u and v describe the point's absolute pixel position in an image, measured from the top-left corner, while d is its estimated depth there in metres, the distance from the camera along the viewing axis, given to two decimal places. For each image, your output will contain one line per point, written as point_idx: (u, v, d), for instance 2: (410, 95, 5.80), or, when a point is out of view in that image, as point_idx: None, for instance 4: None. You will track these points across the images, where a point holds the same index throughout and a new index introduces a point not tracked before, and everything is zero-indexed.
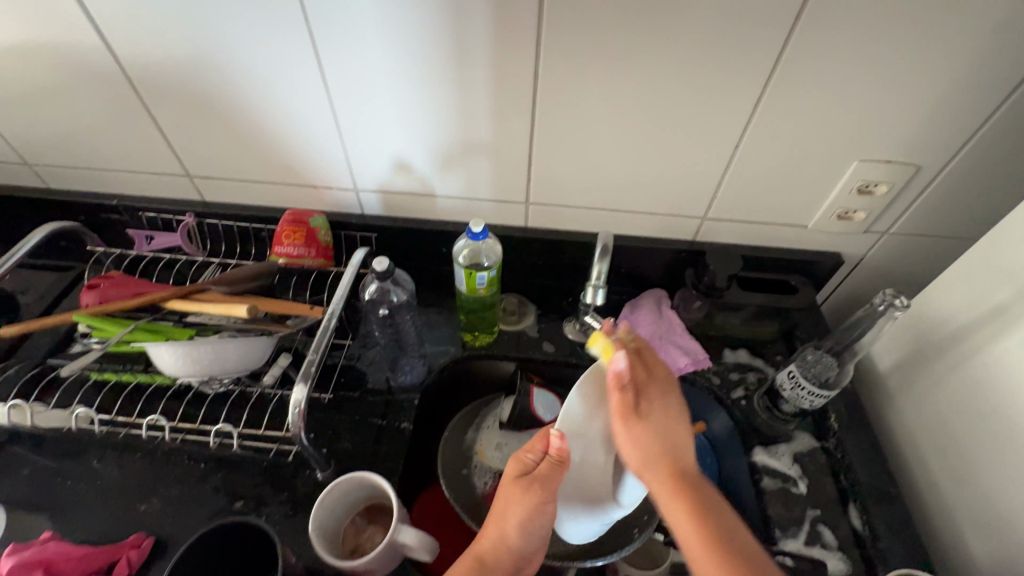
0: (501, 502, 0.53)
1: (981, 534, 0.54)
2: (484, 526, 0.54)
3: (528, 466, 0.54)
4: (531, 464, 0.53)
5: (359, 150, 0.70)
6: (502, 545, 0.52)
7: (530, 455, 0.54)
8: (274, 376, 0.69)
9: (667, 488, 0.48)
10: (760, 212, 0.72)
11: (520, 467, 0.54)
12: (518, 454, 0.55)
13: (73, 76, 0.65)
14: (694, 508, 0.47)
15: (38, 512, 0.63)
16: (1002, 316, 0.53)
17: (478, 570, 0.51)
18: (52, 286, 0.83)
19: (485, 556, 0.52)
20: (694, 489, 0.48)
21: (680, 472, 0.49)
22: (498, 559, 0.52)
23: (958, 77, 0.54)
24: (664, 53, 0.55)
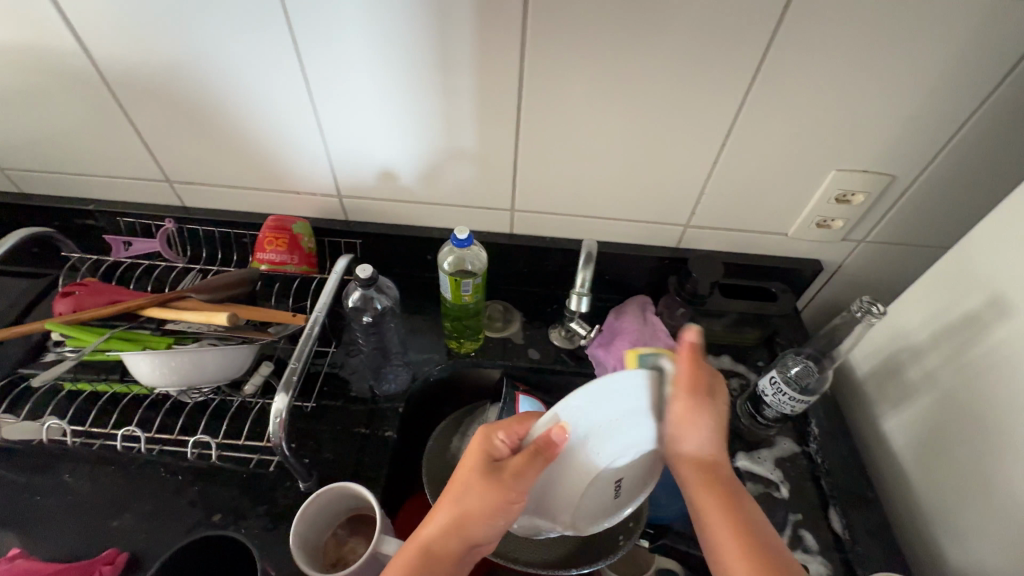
0: (461, 486, 0.50)
1: (954, 537, 0.55)
2: (436, 511, 0.50)
3: (497, 450, 0.51)
4: (501, 452, 0.51)
5: (343, 157, 0.70)
6: (456, 531, 0.49)
7: (499, 438, 0.51)
8: (256, 385, 0.67)
9: (706, 479, 0.51)
10: (741, 220, 0.73)
11: (488, 451, 0.51)
12: (487, 437, 0.52)
13: (49, 79, 0.64)
14: (728, 505, 0.50)
15: (7, 528, 0.61)
16: (973, 323, 0.54)
17: (427, 558, 0.48)
18: (24, 294, 0.81)
19: (436, 542, 0.49)
20: (723, 483, 0.51)
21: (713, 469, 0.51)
22: (448, 546, 0.49)
23: (929, 90, 0.56)
24: (645, 66, 0.56)
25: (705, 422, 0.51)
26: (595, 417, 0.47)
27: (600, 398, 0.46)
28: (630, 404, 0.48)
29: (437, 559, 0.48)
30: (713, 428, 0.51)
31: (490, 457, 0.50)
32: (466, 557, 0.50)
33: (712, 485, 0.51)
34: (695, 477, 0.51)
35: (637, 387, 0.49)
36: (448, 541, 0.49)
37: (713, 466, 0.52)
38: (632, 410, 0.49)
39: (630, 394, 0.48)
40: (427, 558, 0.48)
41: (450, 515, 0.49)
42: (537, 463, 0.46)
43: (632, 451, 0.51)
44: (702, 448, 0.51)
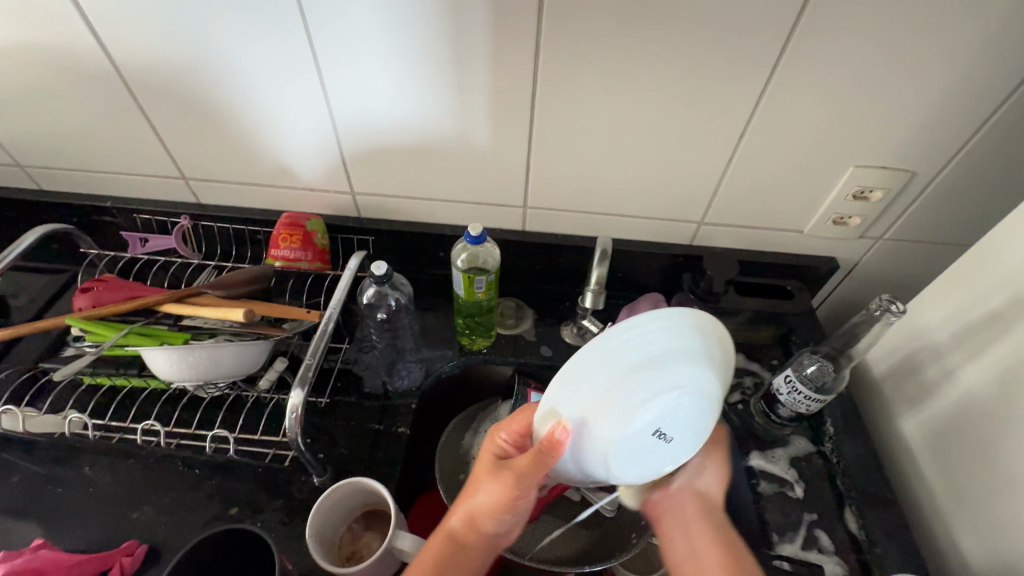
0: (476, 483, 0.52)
1: (974, 539, 0.54)
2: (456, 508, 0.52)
3: (504, 448, 0.52)
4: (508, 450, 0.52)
5: (356, 153, 0.70)
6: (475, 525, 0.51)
7: (503, 437, 0.52)
8: (271, 381, 0.68)
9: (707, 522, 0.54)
10: (756, 217, 0.72)
11: (495, 451, 0.53)
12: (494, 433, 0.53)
13: (68, 79, 0.65)
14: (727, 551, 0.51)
15: (30, 519, 0.62)
16: (996, 322, 0.53)
17: (451, 550, 0.50)
18: (44, 290, 0.82)
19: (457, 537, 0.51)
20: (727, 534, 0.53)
21: (714, 517, 0.54)
22: (469, 539, 0.51)
23: (952, 85, 0.55)
24: (660, 61, 0.56)
25: (718, 467, 0.58)
26: (584, 392, 0.43)
27: (578, 373, 0.44)
28: (623, 365, 0.43)
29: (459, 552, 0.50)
30: (722, 474, 0.57)
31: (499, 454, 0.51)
32: (490, 547, 0.52)
33: (710, 522, 0.54)
34: (691, 515, 0.54)
35: (623, 346, 0.43)
36: (467, 536, 0.51)
37: (716, 510, 0.55)
38: (627, 366, 0.43)
39: (613, 352, 0.43)
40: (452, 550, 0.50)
41: (468, 510, 0.51)
42: (543, 462, 0.47)
43: (667, 403, 0.43)
44: (709, 489, 0.56)
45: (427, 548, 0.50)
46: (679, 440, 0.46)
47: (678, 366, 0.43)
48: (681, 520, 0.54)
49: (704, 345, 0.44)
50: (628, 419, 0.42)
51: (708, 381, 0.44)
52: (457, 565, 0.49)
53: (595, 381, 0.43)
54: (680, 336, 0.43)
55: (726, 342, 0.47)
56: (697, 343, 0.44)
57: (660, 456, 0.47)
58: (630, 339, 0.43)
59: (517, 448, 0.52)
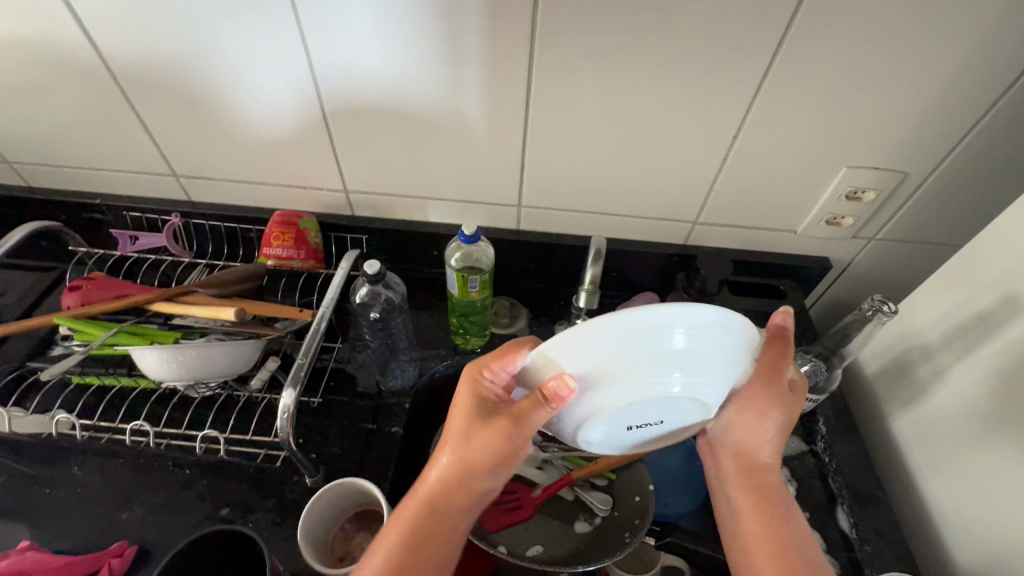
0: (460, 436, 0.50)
1: (964, 538, 0.55)
2: (438, 462, 0.51)
3: (487, 390, 0.50)
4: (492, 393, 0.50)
5: (349, 150, 0.69)
6: (460, 483, 0.51)
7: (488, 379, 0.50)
8: (263, 380, 0.67)
9: (745, 482, 0.54)
10: (750, 217, 0.72)
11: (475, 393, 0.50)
12: (476, 379, 0.50)
13: (56, 74, 0.64)
14: (763, 512, 0.52)
15: (17, 520, 0.61)
16: (987, 322, 0.54)
17: (434, 512, 0.50)
18: (31, 287, 0.81)
19: (443, 491, 0.50)
20: (767, 492, 0.53)
21: (756, 474, 0.54)
22: (453, 500, 0.51)
23: (944, 86, 0.55)
24: (655, 60, 0.56)
25: (767, 419, 0.51)
26: (587, 368, 0.40)
27: (594, 344, 0.38)
28: (634, 354, 0.39)
29: (443, 512, 0.50)
30: (773, 426, 0.52)
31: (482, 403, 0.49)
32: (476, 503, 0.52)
33: (750, 479, 0.54)
34: (731, 473, 0.55)
35: (642, 335, 0.38)
36: (452, 492, 0.51)
37: (758, 466, 0.54)
38: (646, 354, 0.39)
39: (640, 337, 0.38)
40: (434, 512, 0.50)
41: (453, 463, 0.50)
42: (531, 417, 0.45)
43: (663, 392, 0.41)
44: (751, 444, 0.53)
45: (412, 504, 0.50)
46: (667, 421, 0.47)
47: (685, 363, 0.40)
48: (720, 474, 0.56)
49: (730, 351, 0.42)
50: (621, 400, 0.41)
51: (715, 380, 0.42)
52: (441, 525, 0.50)
53: (608, 358, 0.39)
54: (712, 340, 0.40)
55: (751, 346, 0.45)
56: (723, 348, 0.41)
57: (648, 427, 0.47)
58: (664, 328, 0.38)
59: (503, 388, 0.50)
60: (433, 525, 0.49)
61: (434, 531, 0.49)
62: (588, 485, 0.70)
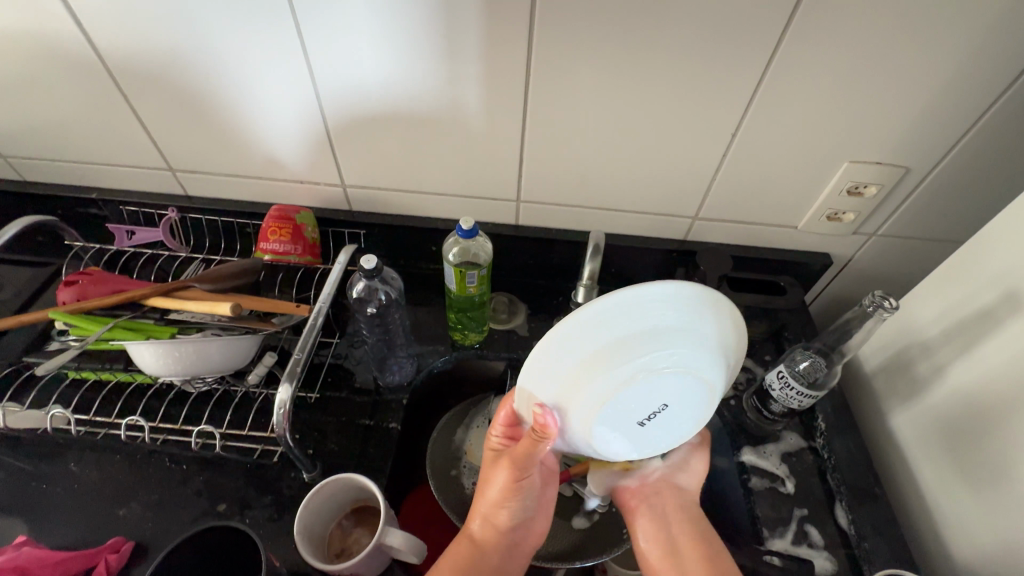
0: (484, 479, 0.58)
1: (963, 535, 0.55)
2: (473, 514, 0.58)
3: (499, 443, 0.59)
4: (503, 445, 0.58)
5: (346, 145, 0.69)
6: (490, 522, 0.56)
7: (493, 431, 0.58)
8: (261, 376, 0.67)
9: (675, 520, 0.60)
10: (750, 213, 0.72)
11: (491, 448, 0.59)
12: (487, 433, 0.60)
13: (50, 67, 0.63)
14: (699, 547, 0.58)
15: (14, 516, 0.61)
16: (987, 319, 0.53)
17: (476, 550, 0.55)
18: (29, 282, 0.81)
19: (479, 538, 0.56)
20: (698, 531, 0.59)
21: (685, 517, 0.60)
22: (490, 537, 0.56)
23: (947, 80, 0.55)
24: (655, 55, 0.55)
25: (698, 462, 0.63)
26: (554, 378, 0.45)
27: (562, 344, 0.43)
28: (586, 349, 0.43)
29: (484, 550, 0.55)
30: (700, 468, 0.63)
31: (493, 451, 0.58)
32: (516, 538, 0.57)
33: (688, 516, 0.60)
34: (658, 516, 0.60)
35: (580, 329, 0.43)
36: (488, 531, 0.56)
37: (691, 505, 0.61)
38: (602, 351, 0.43)
39: (598, 327, 0.42)
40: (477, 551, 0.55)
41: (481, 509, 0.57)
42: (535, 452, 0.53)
43: (638, 376, 0.44)
44: (684, 481, 0.62)
45: (454, 552, 0.55)
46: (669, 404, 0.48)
47: (639, 341, 0.43)
48: (658, 515, 0.60)
49: (697, 319, 0.44)
50: (608, 396, 0.44)
51: (683, 346, 0.44)
52: (486, 564, 0.54)
53: (577, 355, 0.43)
54: (668, 313, 0.43)
55: (727, 312, 0.46)
56: (689, 318, 0.43)
57: (655, 419, 0.48)
58: (618, 314, 0.42)
59: (510, 438, 0.58)
60: (476, 562, 0.54)
61: (481, 565, 0.54)
62: (587, 481, 0.70)
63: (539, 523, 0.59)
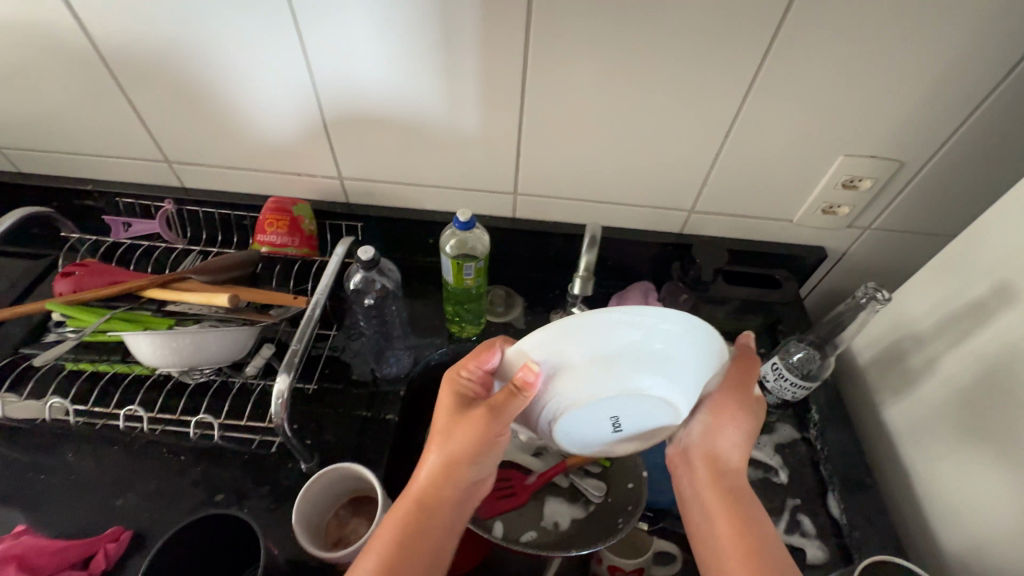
0: (444, 430, 0.51)
1: (953, 524, 0.55)
2: (427, 464, 0.51)
3: (467, 387, 0.52)
4: (473, 390, 0.52)
5: (343, 138, 0.69)
6: (445, 476, 0.51)
7: (465, 376, 0.52)
8: (257, 367, 0.67)
9: (713, 484, 0.52)
10: (746, 206, 0.72)
11: (456, 392, 0.52)
12: (456, 376, 0.53)
13: (44, 57, 0.63)
14: (733, 518, 0.50)
15: (11, 506, 0.61)
16: (979, 311, 0.54)
17: (424, 507, 0.50)
18: (24, 274, 0.80)
19: (432, 491, 0.50)
20: (738, 500, 0.51)
21: (724, 483, 0.52)
22: (443, 493, 0.50)
23: (942, 74, 0.55)
24: (652, 47, 0.55)
25: (735, 426, 0.52)
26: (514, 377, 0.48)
27: (568, 337, 0.43)
28: (546, 367, 0.45)
29: (433, 506, 0.50)
30: (745, 435, 0.52)
31: (462, 397, 0.51)
32: (467, 495, 0.52)
33: (725, 484, 0.52)
34: (699, 475, 0.53)
35: (538, 349, 0.44)
36: (442, 486, 0.51)
37: (731, 473, 0.53)
38: (560, 369, 0.44)
39: (607, 331, 0.42)
40: (426, 507, 0.50)
41: (439, 462, 0.50)
42: (515, 403, 0.47)
43: (599, 396, 0.44)
44: (724, 451, 0.53)
45: (400, 508, 0.50)
46: (640, 415, 0.48)
47: (596, 365, 0.43)
48: (693, 479, 0.54)
49: (698, 346, 0.45)
50: (571, 409, 0.46)
51: (643, 370, 0.44)
52: (434, 520, 0.49)
53: (580, 352, 0.43)
54: (676, 334, 0.44)
55: (702, 331, 0.45)
56: (691, 343, 0.45)
57: (628, 425, 0.50)
58: (573, 336, 0.43)
59: (481, 385, 0.52)
60: (423, 520, 0.49)
61: (429, 524, 0.49)
62: (582, 472, 0.70)
63: (488, 481, 0.55)
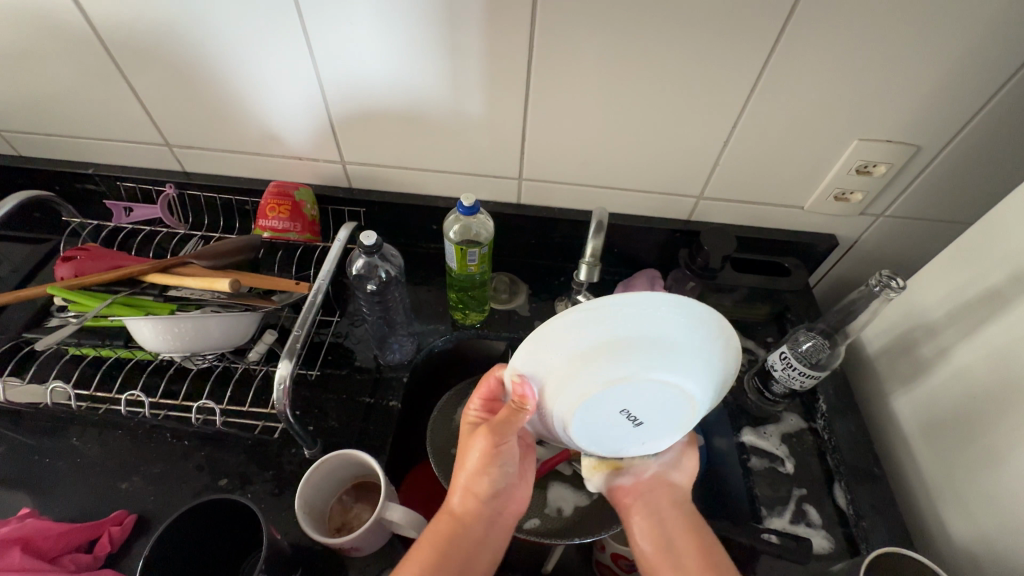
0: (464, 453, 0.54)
1: (963, 516, 0.55)
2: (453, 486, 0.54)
3: (474, 416, 0.56)
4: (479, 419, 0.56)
5: (344, 119, 0.67)
6: (472, 495, 0.53)
7: (472, 406, 0.56)
8: (261, 352, 0.66)
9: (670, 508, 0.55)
10: (756, 193, 0.71)
11: (468, 423, 0.56)
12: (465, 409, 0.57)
13: (39, 38, 0.62)
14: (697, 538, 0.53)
15: (17, 489, 0.62)
16: (996, 300, 0.52)
17: (456, 524, 0.51)
18: (27, 258, 0.80)
19: (461, 511, 0.52)
20: (695, 520, 0.55)
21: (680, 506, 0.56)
22: (473, 510, 0.52)
23: (965, 53, 0.53)
24: (661, 26, 0.53)
25: (689, 457, 0.59)
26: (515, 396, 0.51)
27: (539, 351, 0.45)
28: (534, 382, 0.47)
29: (464, 523, 0.51)
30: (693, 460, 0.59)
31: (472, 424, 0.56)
32: (497, 511, 0.54)
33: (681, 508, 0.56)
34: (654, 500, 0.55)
35: (521, 365, 0.47)
36: (470, 503, 0.53)
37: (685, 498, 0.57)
38: (546, 381, 0.46)
39: (568, 334, 0.44)
40: (458, 525, 0.51)
41: (462, 484, 0.53)
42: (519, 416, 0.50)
43: (589, 398, 0.45)
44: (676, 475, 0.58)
45: (434, 529, 0.51)
46: (645, 405, 0.47)
47: (573, 369, 0.44)
48: (651, 505, 0.55)
49: (675, 320, 0.43)
50: (571, 416, 0.46)
51: (618, 363, 0.43)
52: (468, 536, 0.51)
53: (554, 359, 0.45)
54: (649, 316, 0.42)
55: (668, 304, 0.42)
56: (663, 319, 0.43)
57: (643, 419, 0.48)
58: (543, 349, 0.45)
59: (490, 412, 0.56)
60: (456, 537, 0.50)
61: (462, 539, 0.50)
62: None
63: (518, 499, 0.55)
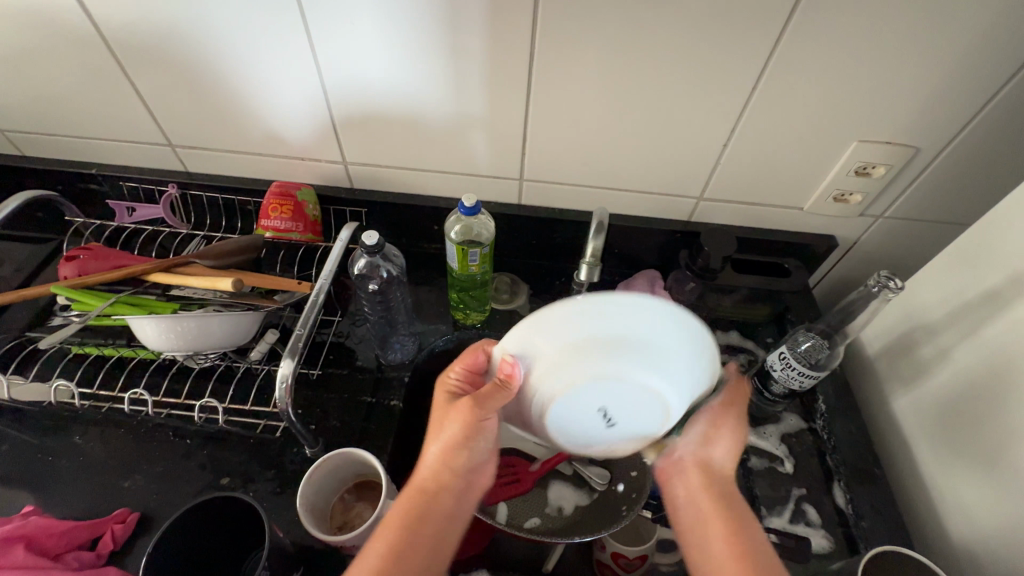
0: (439, 424, 0.52)
1: (963, 516, 0.55)
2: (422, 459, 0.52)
3: (456, 387, 0.54)
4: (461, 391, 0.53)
5: (346, 119, 0.67)
6: (444, 470, 0.51)
7: (452, 375, 0.54)
8: (263, 351, 0.67)
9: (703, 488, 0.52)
10: (756, 194, 0.71)
11: (446, 392, 0.54)
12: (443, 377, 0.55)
13: (42, 37, 0.62)
14: (728, 522, 0.49)
15: (20, 487, 0.62)
16: (995, 301, 0.53)
17: (424, 499, 0.49)
18: (30, 258, 0.81)
19: (430, 486, 0.50)
20: (731, 503, 0.50)
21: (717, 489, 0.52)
22: (442, 486, 0.50)
23: (964, 55, 0.53)
24: (662, 28, 0.54)
25: (732, 437, 0.53)
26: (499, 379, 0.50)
27: (524, 342, 0.45)
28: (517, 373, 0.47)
29: (433, 498, 0.49)
30: (734, 439, 0.53)
31: (450, 394, 0.53)
32: (466, 489, 0.51)
33: (718, 491, 0.51)
34: (688, 481, 0.53)
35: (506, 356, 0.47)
36: (441, 478, 0.50)
37: (725, 479, 0.52)
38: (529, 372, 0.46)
39: (553, 326, 0.44)
40: (425, 500, 0.49)
41: (438, 456, 0.51)
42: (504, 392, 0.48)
43: (568, 392, 0.45)
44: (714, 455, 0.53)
45: (401, 503, 0.49)
46: (625, 407, 0.47)
47: (555, 362, 0.44)
48: (685, 486, 0.52)
49: (659, 321, 0.43)
50: (549, 410, 0.47)
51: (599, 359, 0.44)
52: (435, 513, 0.49)
53: (536, 350, 0.45)
54: (651, 323, 0.43)
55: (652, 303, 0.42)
56: (646, 317, 0.43)
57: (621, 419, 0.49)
58: (527, 341, 0.45)
59: (469, 383, 0.54)
60: (424, 512, 0.48)
61: (430, 516, 0.48)
62: (587, 460, 0.70)
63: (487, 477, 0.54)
